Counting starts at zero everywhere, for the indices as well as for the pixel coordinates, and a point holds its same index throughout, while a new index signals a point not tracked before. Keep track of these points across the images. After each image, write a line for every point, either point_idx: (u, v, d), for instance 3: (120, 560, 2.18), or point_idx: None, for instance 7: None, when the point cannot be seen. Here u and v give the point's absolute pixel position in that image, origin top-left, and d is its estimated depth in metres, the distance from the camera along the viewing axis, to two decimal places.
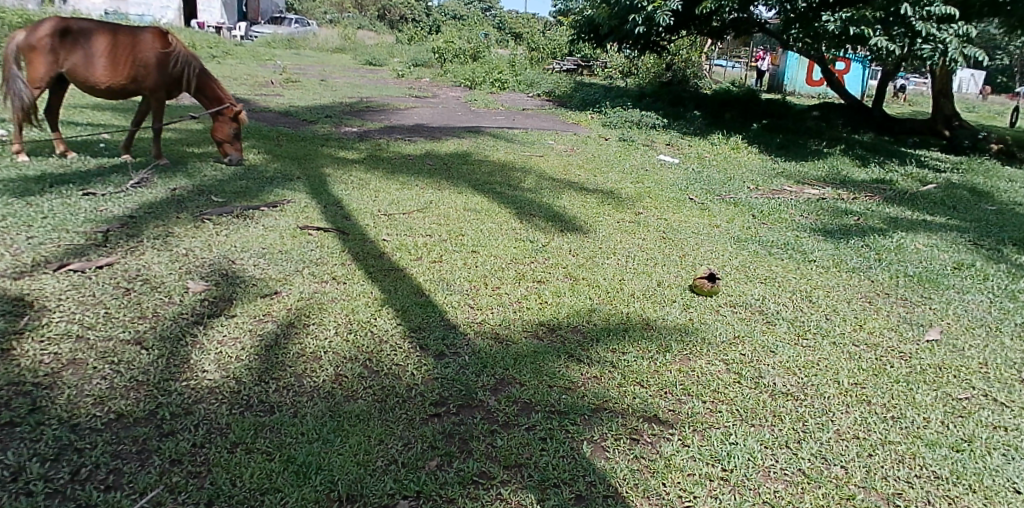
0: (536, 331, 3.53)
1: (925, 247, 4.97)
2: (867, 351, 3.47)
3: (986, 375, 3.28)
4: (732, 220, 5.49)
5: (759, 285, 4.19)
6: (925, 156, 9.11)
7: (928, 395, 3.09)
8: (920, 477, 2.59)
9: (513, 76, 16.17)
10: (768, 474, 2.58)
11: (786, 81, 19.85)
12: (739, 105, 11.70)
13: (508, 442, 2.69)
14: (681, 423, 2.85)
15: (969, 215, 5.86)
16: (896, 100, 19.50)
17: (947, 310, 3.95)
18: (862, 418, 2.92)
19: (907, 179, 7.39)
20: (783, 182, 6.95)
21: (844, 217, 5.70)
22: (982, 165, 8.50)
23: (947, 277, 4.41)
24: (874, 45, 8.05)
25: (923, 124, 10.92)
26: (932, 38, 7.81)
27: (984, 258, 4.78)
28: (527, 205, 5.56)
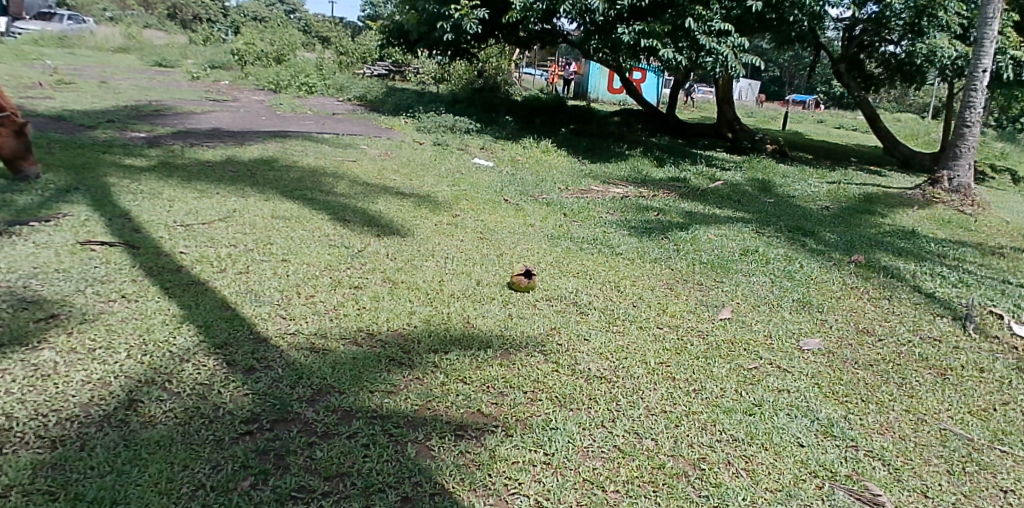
0: (354, 339, 3.38)
1: (716, 237, 5.48)
2: (670, 332, 3.74)
3: (771, 346, 3.67)
4: (545, 219, 5.69)
5: (572, 280, 4.36)
6: (713, 157, 10.09)
7: (723, 368, 3.39)
8: (721, 441, 2.82)
9: (323, 81, 15.62)
10: (587, 454, 2.67)
11: (590, 90, 21.15)
12: (548, 112, 12.25)
13: (329, 452, 2.54)
14: (503, 415, 2.87)
15: (751, 208, 6.54)
16: (684, 106, 21.50)
17: (737, 291, 4.40)
18: (667, 393, 3.12)
19: (699, 177, 8.14)
20: (591, 183, 7.34)
21: (647, 213, 6.13)
22: (761, 163, 9.54)
23: (736, 263, 4.88)
24: (664, 56, 8.70)
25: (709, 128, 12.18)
26: (713, 51, 8.76)
27: (766, 245, 5.35)
28: (341, 211, 5.36)
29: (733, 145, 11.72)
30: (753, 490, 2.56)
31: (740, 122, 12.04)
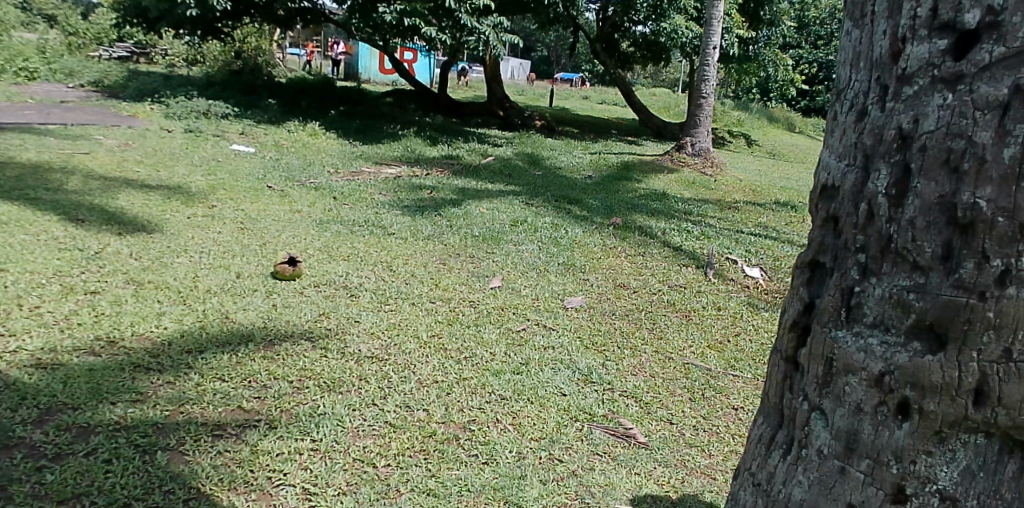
0: (91, 348, 3.04)
1: (488, 210, 5.63)
2: (443, 305, 3.82)
3: (539, 307, 3.90)
4: (313, 204, 5.49)
5: (343, 263, 4.26)
6: (485, 133, 10.37)
7: (494, 333, 3.56)
8: (490, 402, 3.01)
9: (45, 61, 13.38)
10: (357, 434, 2.71)
11: (360, 69, 20.53)
12: (314, 93, 11.17)
13: (61, 475, 2.28)
14: (268, 408, 2.78)
15: (521, 181, 6.78)
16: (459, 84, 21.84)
17: (507, 260, 4.55)
18: (439, 364, 3.24)
19: (471, 153, 8.31)
20: (363, 164, 7.24)
21: (419, 192, 6.12)
22: (528, 137, 9.99)
23: (506, 234, 5.05)
24: (427, 35, 8.80)
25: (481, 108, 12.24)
26: (475, 31, 8.95)
27: (534, 215, 5.58)
28: (72, 210, 4.73)
29: (503, 122, 11.84)
30: (520, 442, 2.78)
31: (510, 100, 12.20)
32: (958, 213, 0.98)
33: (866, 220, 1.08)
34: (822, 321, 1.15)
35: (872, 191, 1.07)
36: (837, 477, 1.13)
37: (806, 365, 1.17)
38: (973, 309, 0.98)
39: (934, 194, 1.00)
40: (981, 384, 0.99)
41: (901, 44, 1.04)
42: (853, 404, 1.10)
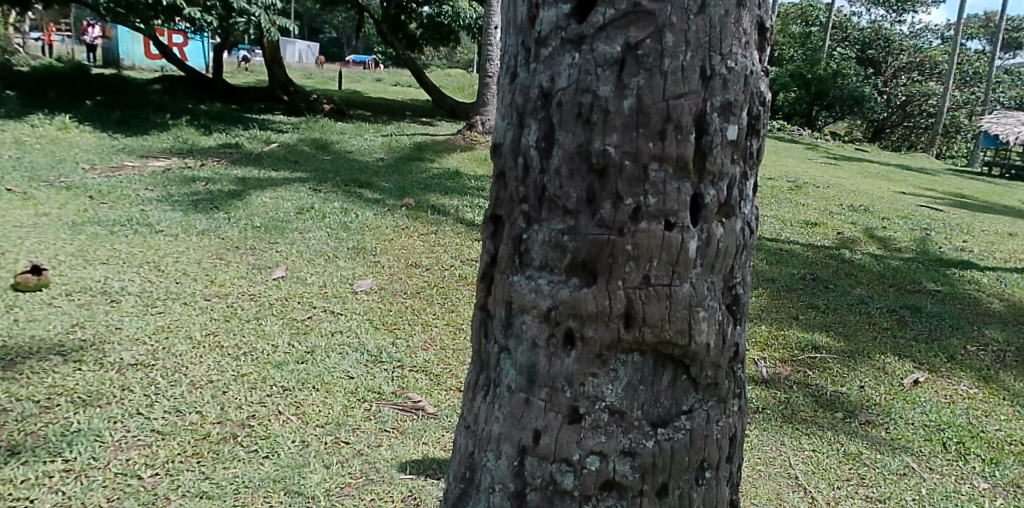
0: None
1: (271, 199, 5.41)
2: (219, 302, 3.69)
3: (325, 294, 3.91)
4: (65, 206, 4.93)
5: (101, 268, 3.91)
6: (269, 119, 9.90)
7: (276, 324, 3.52)
8: (272, 395, 2.93)
9: None
10: (120, 447, 2.51)
11: (122, 55, 18.60)
12: (63, 82, 9.96)
13: None
14: (8, 434, 2.49)
15: (308, 167, 6.58)
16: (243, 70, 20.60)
17: (291, 249, 4.46)
18: (215, 363, 3.11)
19: (252, 141, 7.90)
20: (125, 158, 6.64)
21: (193, 184, 5.73)
22: (316, 122, 9.70)
23: (291, 223, 4.91)
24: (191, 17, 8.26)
25: (263, 92, 11.66)
26: (245, 13, 8.62)
27: (321, 200, 5.46)
28: None
29: (288, 106, 11.37)
30: (303, 430, 2.73)
31: (294, 84, 11.75)
32: (591, 158, 1.09)
33: (524, 171, 1.17)
34: (502, 270, 1.24)
35: (525, 145, 1.16)
36: (524, 411, 1.22)
37: (492, 310, 1.25)
38: (613, 243, 1.11)
39: (572, 141, 1.10)
40: (628, 310, 1.13)
41: (536, 10, 1.13)
42: (530, 340, 1.20)
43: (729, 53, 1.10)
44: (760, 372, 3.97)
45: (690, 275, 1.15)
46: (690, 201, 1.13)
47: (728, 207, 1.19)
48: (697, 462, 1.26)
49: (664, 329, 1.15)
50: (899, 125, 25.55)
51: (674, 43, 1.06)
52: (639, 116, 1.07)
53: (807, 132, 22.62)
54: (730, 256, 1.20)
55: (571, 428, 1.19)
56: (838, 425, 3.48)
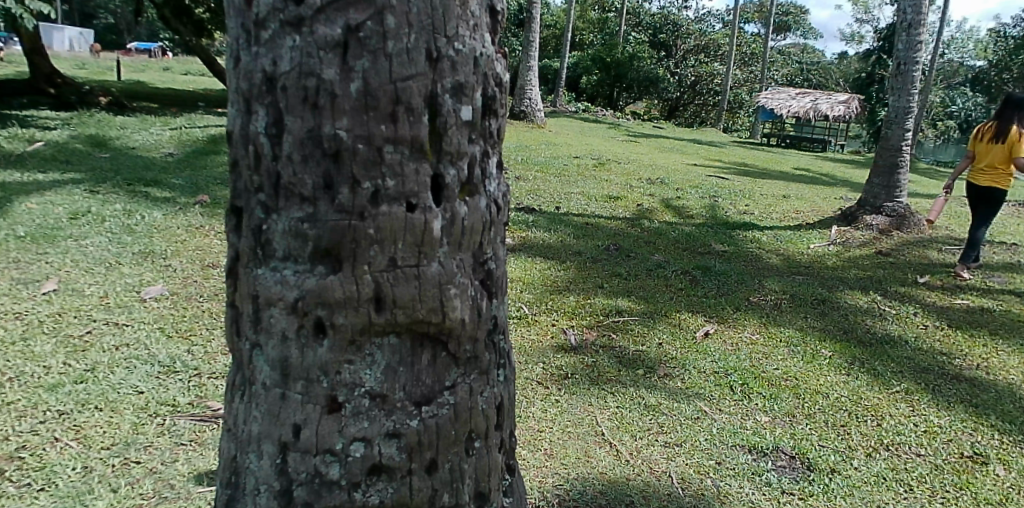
0: None
1: (38, 204, 4.82)
2: None
3: (108, 305, 3.56)
4: None
5: None
6: (32, 115, 8.74)
7: (49, 344, 3.15)
8: (46, 421, 2.63)
9: None
10: None
11: None
12: None
13: None
14: None
15: (83, 167, 5.93)
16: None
17: (64, 259, 4.01)
18: None
19: (11, 140, 6.96)
20: None
21: None
22: (92, 117, 8.73)
23: (63, 230, 4.41)
24: None
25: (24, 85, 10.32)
26: None
27: (100, 203, 4.94)
28: None
29: (57, 100, 10.14)
30: (85, 455, 2.47)
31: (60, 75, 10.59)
32: (324, 144, 1.31)
33: (257, 159, 1.38)
34: (246, 263, 1.46)
35: (255, 133, 1.36)
36: (282, 407, 1.48)
37: (241, 308, 1.48)
38: (355, 225, 1.34)
39: (302, 127, 1.31)
40: (375, 292, 1.37)
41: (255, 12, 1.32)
42: (280, 333, 1.43)
43: (455, 35, 1.35)
44: (569, 340, 4.17)
45: (437, 254, 1.42)
46: (430, 181, 1.39)
47: (472, 188, 1.47)
48: (465, 436, 1.58)
49: (414, 307, 1.41)
50: (690, 103, 28.30)
51: (396, 24, 1.29)
52: (366, 100, 1.30)
53: (610, 113, 24.19)
54: (474, 234, 1.48)
55: (330, 418, 1.45)
56: (639, 381, 3.75)
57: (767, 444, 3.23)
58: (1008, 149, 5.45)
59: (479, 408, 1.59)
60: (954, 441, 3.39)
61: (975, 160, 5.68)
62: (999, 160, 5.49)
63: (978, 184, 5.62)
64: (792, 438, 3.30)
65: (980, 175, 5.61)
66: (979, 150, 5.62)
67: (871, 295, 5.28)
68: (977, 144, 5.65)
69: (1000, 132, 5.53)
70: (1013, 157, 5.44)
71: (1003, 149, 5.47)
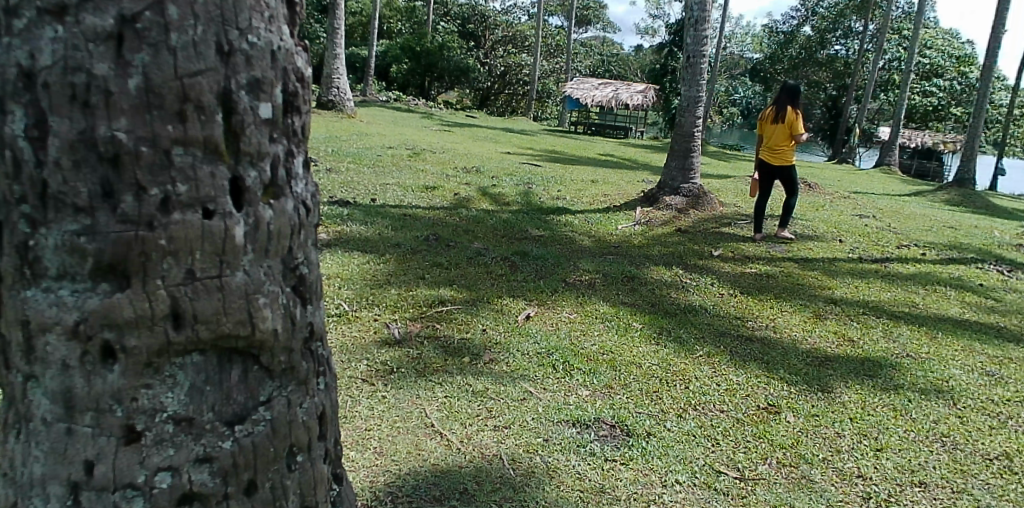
0: None
1: None
2: None
3: None
4: None
5: None
6: None
7: None
8: None
9: None
10: None
11: None
12: None
13: None
14: None
15: None
16: None
17: None
18: None
19: None
20: None
21: None
22: None
23: None
24: None
25: None
26: None
27: None
28: None
29: None
30: None
31: None
32: (99, 147, 1.27)
33: (15, 167, 1.29)
34: (11, 286, 1.36)
35: (11, 136, 1.28)
36: (68, 445, 1.41)
37: (8, 335, 1.38)
38: (143, 237, 1.31)
39: (72, 130, 1.26)
40: (172, 307, 1.36)
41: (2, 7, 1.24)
42: (58, 361, 1.36)
43: (249, 27, 1.36)
44: (392, 334, 4.11)
45: (241, 264, 1.43)
46: (229, 184, 1.39)
47: (276, 189, 1.49)
48: (287, 450, 1.60)
49: (218, 321, 1.41)
50: (501, 92, 31.20)
51: (179, 15, 1.28)
52: (146, 98, 1.28)
53: (422, 102, 24.65)
54: (282, 238, 1.50)
55: (128, 449, 1.41)
56: (465, 368, 3.78)
57: (590, 417, 3.43)
58: (787, 130, 6.49)
59: (298, 420, 1.62)
60: (750, 395, 3.85)
61: (764, 142, 6.71)
62: (783, 140, 6.53)
63: (770, 162, 6.66)
64: (612, 408, 3.53)
65: (770, 154, 6.65)
66: (766, 133, 6.63)
67: (674, 270, 5.76)
68: (763, 128, 6.67)
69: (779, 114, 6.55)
70: (792, 135, 6.50)
71: (783, 130, 6.51)
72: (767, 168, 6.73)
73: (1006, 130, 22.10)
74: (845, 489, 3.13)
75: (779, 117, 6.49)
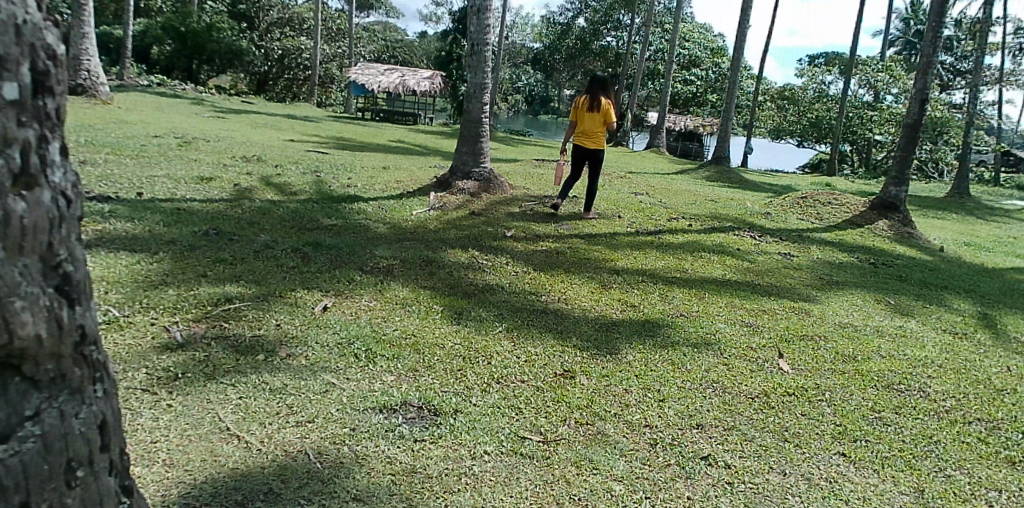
0: None
1: None
2: None
3: None
4: None
5: None
6: None
7: None
8: None
9: None
10: None
11: None
12: None
13: None
14: None
15: None
16: None
17: None
18: None
19: None
20: None
21: None
22: None
23: None
24: None
25: None
26: None
27: None
28: None
29: None
30: None
31: None
32: None
33: None
34: None
35: None
36: None
37: None
38: None
39: None
40: None
41: None
42: None
43: None
44: (174, 337, 3.79)
45: None
46: None
47: (29, 182, 1.41)
48: (61, 466, 1.52)
49: None
50: (280, 77, 30.43)
51: None
52: None
53: (191, 88, 22.67)
54: (39, 233, 1.43)
55: None
56: (260, 366, 3.61)
57: (396, 401, 3.45)
58: (602, 118, 7.56)
59: (73, 432, 1.54)
60: (547, 364, 4.12)
61: (580, 128, 7.66)
62: (599, 126, 7.58)
63: (587, 145, 7.62)
64: (418, 390, 3.58)
65: (587, 139, 7.62)
66: (583, 119, 7.60)
67: (470, 252, 5.92)
68: (579, 115, 7.64)
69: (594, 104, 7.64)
70: (605, 123, 7.58)
71: (600, 117, 7.57)
72: (583, 151, 7.66)
73: (749, 114, 25.44)
74: (635, 439, 3.48)
75: (597, 106, 7.55)
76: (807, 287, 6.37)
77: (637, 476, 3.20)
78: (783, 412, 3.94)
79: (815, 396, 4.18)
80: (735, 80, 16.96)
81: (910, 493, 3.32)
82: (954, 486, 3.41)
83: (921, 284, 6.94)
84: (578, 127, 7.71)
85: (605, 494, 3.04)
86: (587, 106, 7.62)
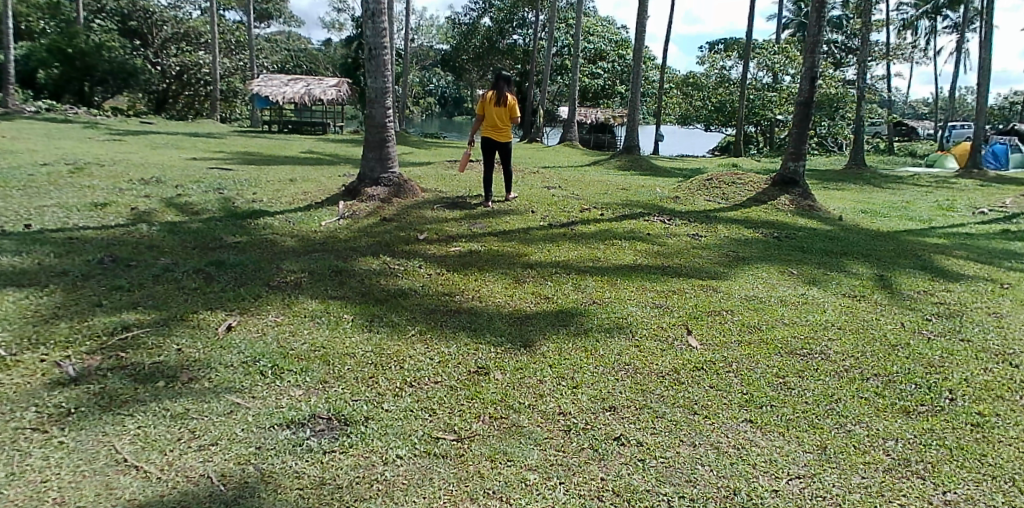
0: None
1: None
2: None
3: None
4: None
5: None
6: None
7: None
8: None
9: None
10: None
11: None
12: None
13: None
14: None
15: None
16: None
17: None
18: None
19: None
20: None
21: None
22: None
23: None
24: None
25: None
26: None
27: None
28: None
29: None
30: None
31: None
32: None
33: None
34: None
35: None
36: None
37: None
38: None
39: None
40: None
41: None
42: None
43: None
44: (66, 372, 3.61)
45: None
46: None
47: None
48: None
49: None
50: (180, 94, 29.57)
51: None
52: None
53: (84, 112, 21.55)
54: None
55: None
56: (160, 393, 3.49)
57: (304, 415, 3.40)
58: (508, 112, 7.72)
59: None
60: (461, 362, 4.13)
61: (485, 122, 7.71)
62: (505, 120, 7.73)
63: (496, 139, 7.74)
64: (328, 402, 3.54)
65: (495, 133, 7.73)
66: (490, 114, 7.65)
67: (382, 258, 5.88)
68: (484, 110, 7.68)
69: (498, 99, 7.71)
70: (510, 117, 7.76)
71: (507, 111, 7.70)
72: (494, 144, 7.77)
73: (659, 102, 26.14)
74: (548, 427, 3.54)
75: (502, 100, 7.65)
76: (715, 265, 6.60)
77: (552, 463, 3.26)
78: (693, 386, 4.08)
79: (721, 367, 4.35)
80: (638, 70, 17.40)
81: (813, 451, 3.50)
82: (853, 439, 3.61)
83: (821, 253, 7.30)
84: (483, 121, 7.74)
85: (519, 484, 3.08)
86: (493, 100, 7.67)
